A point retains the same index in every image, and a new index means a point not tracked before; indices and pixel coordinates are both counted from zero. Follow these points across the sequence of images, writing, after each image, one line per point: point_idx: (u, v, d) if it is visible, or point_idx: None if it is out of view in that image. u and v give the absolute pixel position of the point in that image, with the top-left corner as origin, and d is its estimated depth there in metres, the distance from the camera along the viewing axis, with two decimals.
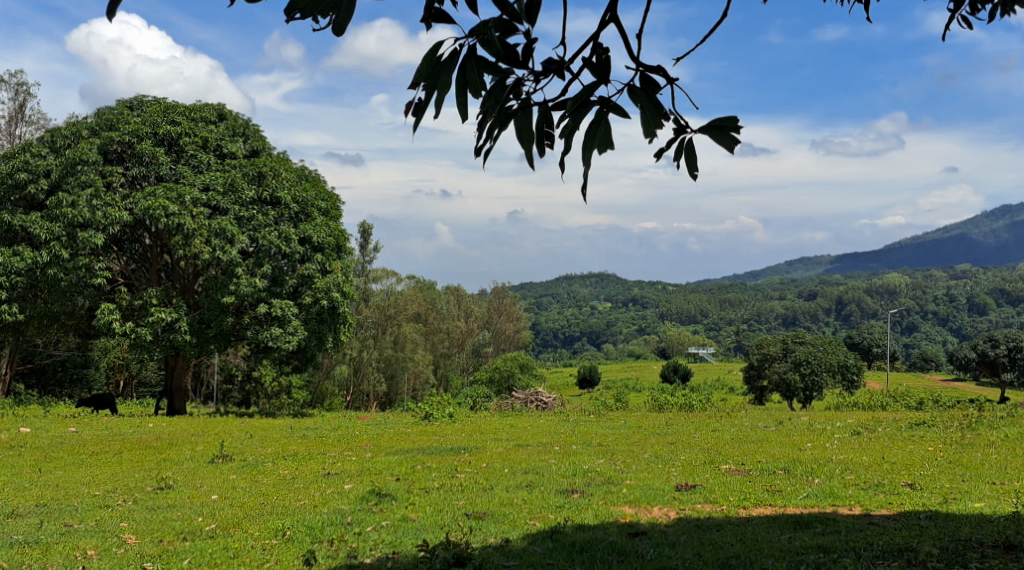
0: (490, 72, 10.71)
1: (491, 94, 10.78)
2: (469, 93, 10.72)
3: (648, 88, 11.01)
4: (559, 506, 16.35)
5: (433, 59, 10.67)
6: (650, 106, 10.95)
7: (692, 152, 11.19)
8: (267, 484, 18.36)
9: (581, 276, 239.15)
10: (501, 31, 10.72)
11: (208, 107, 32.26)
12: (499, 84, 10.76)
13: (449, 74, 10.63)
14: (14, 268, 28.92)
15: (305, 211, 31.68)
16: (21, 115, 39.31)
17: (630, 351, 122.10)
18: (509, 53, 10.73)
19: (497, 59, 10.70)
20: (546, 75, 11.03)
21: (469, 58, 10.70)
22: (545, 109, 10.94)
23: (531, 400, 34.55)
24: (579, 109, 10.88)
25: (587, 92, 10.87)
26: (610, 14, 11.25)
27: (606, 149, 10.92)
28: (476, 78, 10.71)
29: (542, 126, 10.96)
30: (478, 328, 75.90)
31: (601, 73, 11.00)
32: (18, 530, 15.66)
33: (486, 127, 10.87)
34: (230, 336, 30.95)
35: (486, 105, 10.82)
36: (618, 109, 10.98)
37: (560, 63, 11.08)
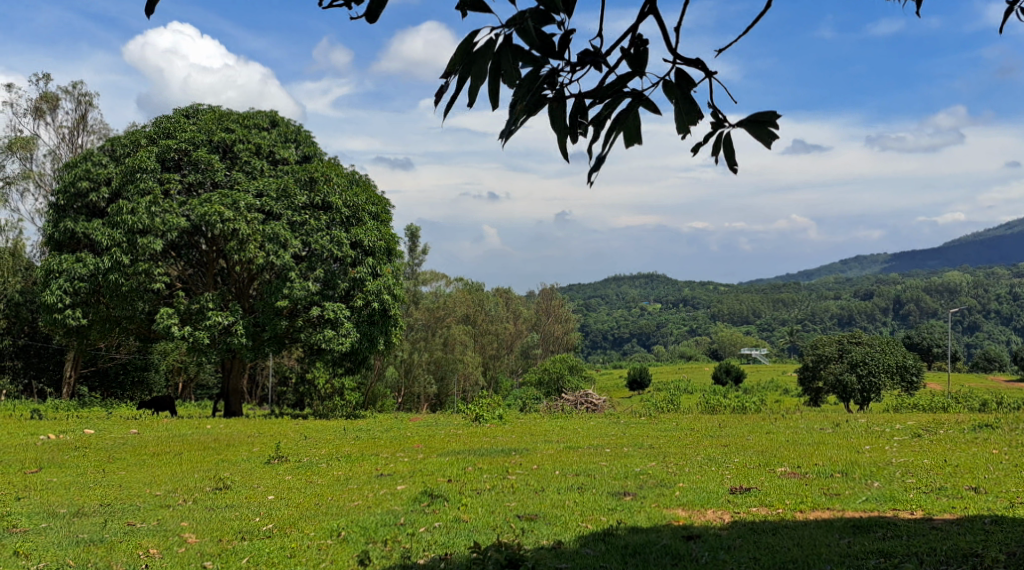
0: (525, 62, 10.62)
1: (526, 83, 10.69)
2: (503, 83, 10.63)
3: (683, 84, 10.86)
4: (612, 509, 16.23)
5: (467, 48, 10.56)
6: (683, 102, 10.82)
7: (730, 146, 11.09)
8: (322, 484, 18.50)
9: (631, 277, 238.42)
10: (537, 21, 10.64)
11: (261, 114, 32.69)
12: (533, 74, 10.68)
13: (484, 62, 10.53)
14: (77, 273, 29.77)
15: (356, 216, 31.56)
16: (82, 125, 40.00)
17: (681, 352, 121.53)
18: (545, 43, 10.64)
19: (532, 50, 10.61)
20: (582, 65, 10.94)
21: (505, 48, 10.60)
22: (579, 99, 10.85)
23: (581, 402, 34.40)
24: (612, 99, 10.78)
25: (621, 83, 10.76)
26: (649, 6, 11.16)
27: (635, 143, 10.82)
28: (510, 67, 10.61)
29: (575, 116, 10.87)
30: (527, 329, 76.12)
31: (637, 65, 10.88)
32: (84, 529, 15.88)
33: (518, 114, 10.78)
34: (284, 338, 31.13)
35: (519, 94, 10.71)
36: (651, 105, 10.84)
37: (596, 54, 10.99)
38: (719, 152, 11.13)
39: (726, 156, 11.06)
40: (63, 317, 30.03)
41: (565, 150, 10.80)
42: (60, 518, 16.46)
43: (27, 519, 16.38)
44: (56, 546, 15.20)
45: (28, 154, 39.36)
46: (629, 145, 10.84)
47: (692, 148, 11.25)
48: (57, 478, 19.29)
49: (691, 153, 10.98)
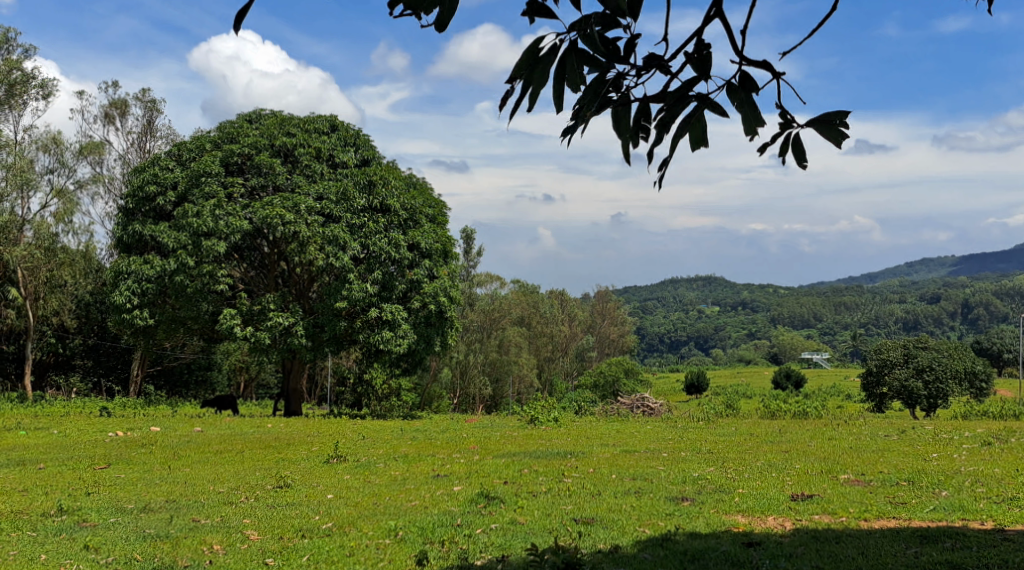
0: (590, 65, 10.48)
1: (590, 87, 10.52)
2: (568, 87, 10.48)
3: (748, 86, 10.69)
4: (669, 514, 16.08)
5: (532, 53, 10.44)
6: (748, 104, 10.65)
7: (798, 145, 10.89)
8: (380, 484, 18.57)
9: (689, 279, 236.96)
10: (603, 26, 10.52)
11: (321, 118, 33.00)
12: (598, 78, 10.53)
13: (549, 68, 10.41)
14: (145, 275, 30.39)
15: (413, 218, 31.92)
16: (150, 130, 40.69)
17: (739, 356, 120.26)
18: (609, 46, 10.52)
19: (597, 53, 10.49)
20: (647, 70, 10.78)
21: (570, 52, 10.48)
22: (643, 102, 10.68)
23: (638, 405, 34.09)
24: (677, 101, 10.61)
25: (687, 86, 10.62)
26: (715, 9, 11.03)
27: (700, 146, 10.68)
28: (575, 71, 10.48)
29: (639, 119, 10.68)
30: (583, 332, 76.04)
31: (701, 68, 10.73)
32: (151, 524, 16.11)
33: (582, 117, 10.62)
34: (343, 340, 31.30)
35: (584, 98, 10.55)
36: (717, 107, 10.68)
37: (661, 59, 10.85)
38: (785, 153, 10.94)
39: (795, 156, 10.85)
40: (131, 317, 30.59)
41: (627, 154, 10.62)
42: (128, 513, 16.71)
43: (96, 512, 16.65)
44: (124, 540, 15.41)
45: (98, 158, 40.12)
46: (694, 147, 10.70)
47: (759, 149, 11.10)
48: (125, 474, 19.63)
49: (759, 155, 10.80)
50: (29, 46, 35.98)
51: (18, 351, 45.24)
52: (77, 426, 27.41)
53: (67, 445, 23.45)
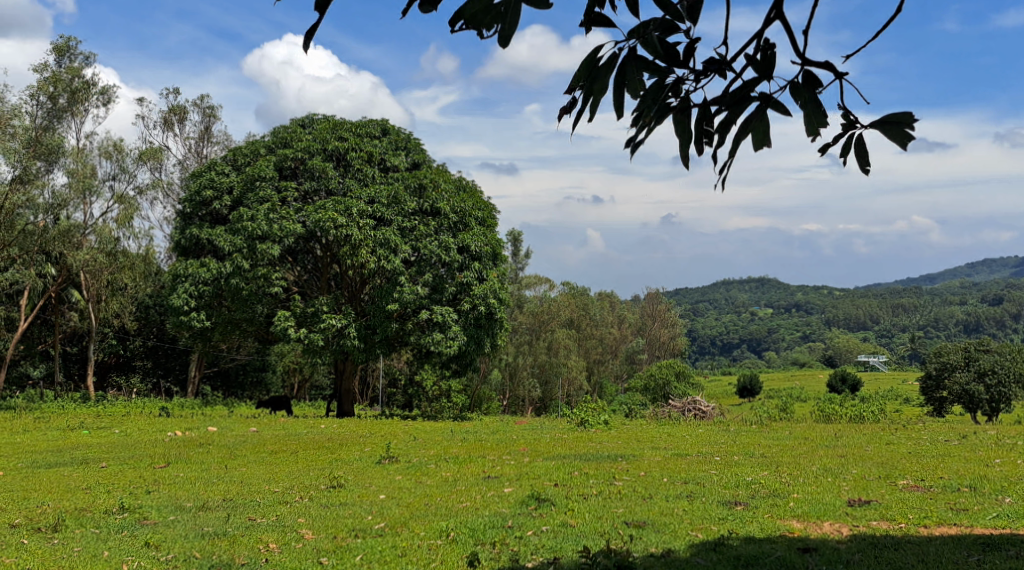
0: (650, 71, 10.35)
1: (650, 93, 10.41)
2: (628, 93, 10.36)
3: (812, 85, 10.49)
4: (722, 518, 15.93)
5: (591, 62, 10.30)
6: (812, 103, 10.44)
7: (862, 147, 10.68)
8: (431, 485, 18.59)
9: (741, 281, 235.19)
10: (662, 30, 10.42)
11: (372, 123, 33.21)
12: (658, 83, 10.38)
13: (609, 75, 10.27)
14: (201, 277, 30.91)
15: (463, 221, 31.65)
16: (208, 135, 41.25)
17: (793, 359, 119.01)
18: (669, 52, 10.40)
19: (657, 59, 10.37)
20: (706, 74, 10.61)
21: (629, 59, 10.36)
22: (704, 106, 10.52)
23: (689, 408, 33.72)
24: (738, 104, 10.45)
25: (748, 87, 10.45)
26: (776, 11, 10.91)
27: (762, 146, 10.49)
28: (635, 78, 10.36)
29: (700, 124, 10.53)
30: (632, 334, 75.83)
31: (763, 69, 10.55)
32: (209, 522, 16.31)
33: (642, 123, 10.45)
34: (395, 342, 31.45)
35: (644, 104, 10.40)
36: (779, 107, 10.49)
37: (720, 63, 10.70)
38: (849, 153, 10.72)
39: (858, 157, 10.62)
40: (189, 319, 31.17)
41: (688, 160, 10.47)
42: (186, 511, 16.93)
43: (156, 510, 16.90)
44: (182, 538, 15.60)
45: (158, 164, 40.77)
46: (757, 148, 10.52)
47: (820, 150, 10.89)
48: (184, 473, 19.92)
49: (823, 156, 10.59)
50: (90, 53, 36.62)
51: (81, 352, 46.24)
52: (138, 425, 27.88)
53: (127, 444, 23.87)
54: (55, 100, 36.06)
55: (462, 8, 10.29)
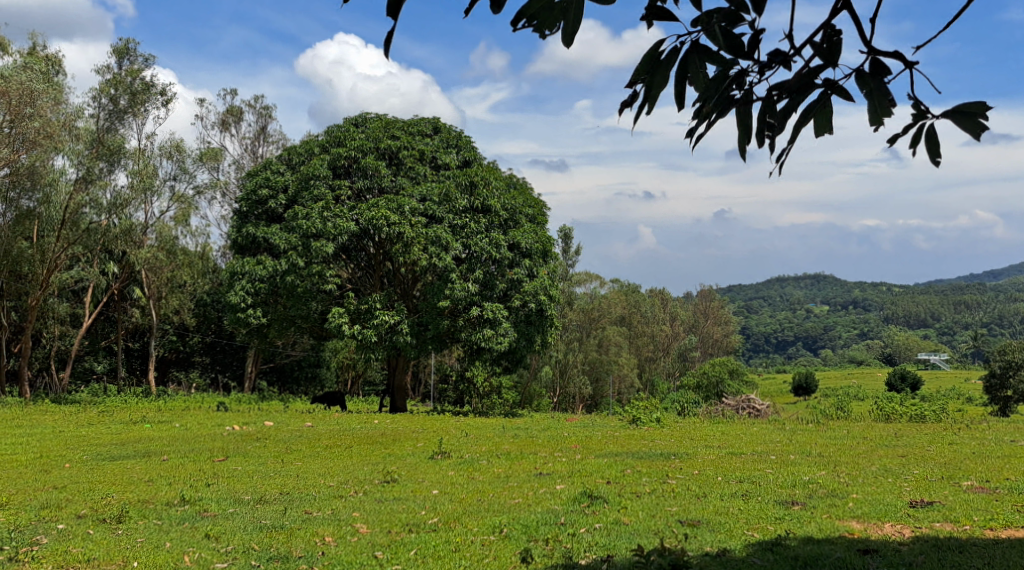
0: (714, 62, 10.11)
1: (712, 84, 10.17)
2: (690, 85, 10.11)
3: (878, 73, 10.16)
4: (780, 518, 15.75)
5: (653, 54, 10.09)
6: (878, 93, 10.09)
7: (932, 138, 10.37)
8: (483, 481, 18.62)
9: (796, 278, 233.09)
10: (726, 22, 10.22)
11: (424, 121, 33.44)
12: (721, 74, 10.16)
13: (672, 66, 10.04)
14: (258, 275, 31.45)
15: (515, 219, 32.01)
16: (263, 135, 41.73)
17: (850, 357, 117.63)
18: (734, 42, 10.17)
19: (721, 50, 10.12)
20: (771, 65, 10.29)
21: (691, 50, 10.11)
22: (767, 98, 10.23)
23: (744, 406, 33.39)
24: (801, 92, 10.14)
25: (813, 74, 10.10)
26: (843, 1, 10.74)
27: (823, 132, 10.12)
28: (697, 69, 10.11)
29: (764, 116, 10.25)
30: (684, 332, 75.48)
31: (828, 56, 10.11)
32: (266, 515, 16.48)
33: (705, 115, 10.27)
34: (446, 338, 31.56)
35: (707, 95, 10.19)
36: (845, 93, 10.10)
37: (785, 54, 10.32)
38: (917, 144, 10.41)
39: (927, 148, 10.34)
40: (246, 316, 31.63)
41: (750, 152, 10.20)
42: (245, 504, 17.13)
43: (215, 503, 17.12)
44: (242, 530, 15.77)
45: (216, 164, 41.34)
46: (818, 135, 10.13)
47: (887, 139, 10.56)
48: (242, 466, 20.15)
49: (890, 145, 10.25)
50: (149, 54, 37.19)
51: (143, 348, 47.13)
52: (198, 420, 28.29)
53: (187, 438, 24.20)
54: (117, 102, 36.75)
55: (524, 5, 10.22)
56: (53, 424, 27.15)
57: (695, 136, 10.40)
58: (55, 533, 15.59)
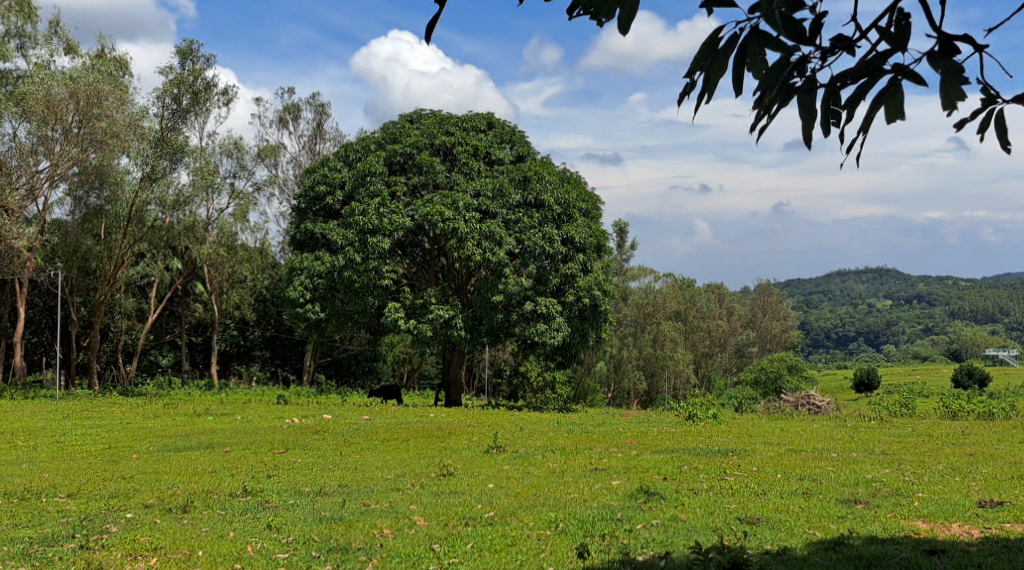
0: (774, 48, 9.92)
1: (773, 71, 9.98)
2: (749, 71, 9.93)
3: (949, 55, 9.78)
4: (842, 517, 15.51)
5: (711, 41, 9.91)
6: (949, 75, 9.73)
7: (1003, 122, 10.02)
8: (538, 475, 18.60)
9: (857, 273, 229.81)
10: (787, 7, 10.01)
11: (478, 116, 33.52)
12: (782, 61, 9.97)
13: (730, 53, 9.86)
14: (316, 270, 31.60)
15: (567, 213, 31.41)
16: (321, 133, 42.10)
17: (913, 353, 115.76)
18: (795, 28, 9.95)
19: (782, 36, 9.93)
20: (834, 51, 10.06)
21: (750, 36, 9.93)
22: (830, 85, 10.00)
23: (803, 403, 32.91)
24: (869, 79, 9.84)
25: (880, 59, 9.80)
26: None
27: (896, 119, 9.70)
28: (757, 56, 9.92)
29: (827, 104, 10.02)
30: (741, 327, 74.89)
31: (898, 41, 9.80)
32: (326, 507, 16.62)
33: (765, 104, 10.08)
34: (500, 333, 31.64)
35: (767, 83, 10.01)
36: (915, 77, 9.72)
37: (850, 39, 10.08)
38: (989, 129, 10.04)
39: (999, 133, 9.98)
40: (304, 311, 32.13)
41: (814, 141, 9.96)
42: (305, 496, 17.29)
43: (276, 494, 17.31)
44: (302, 521, 15.92)
45: (274, 161, 41.75)
46: (888, 122, 9.73)
47: (958, 124, 10.19)
48: (302, 459, 20.36)
49: (961, 128, 9.86)
50: (211, 55, 37.73)
51: (205, 342, 47.87)
52: (258, 413, 28.61)
53: (248, 430, 24.51)
54: (179, 101, 36.75)
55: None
56: (120, 416, 27.69)
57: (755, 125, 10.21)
58: (123, 522, 15.84)
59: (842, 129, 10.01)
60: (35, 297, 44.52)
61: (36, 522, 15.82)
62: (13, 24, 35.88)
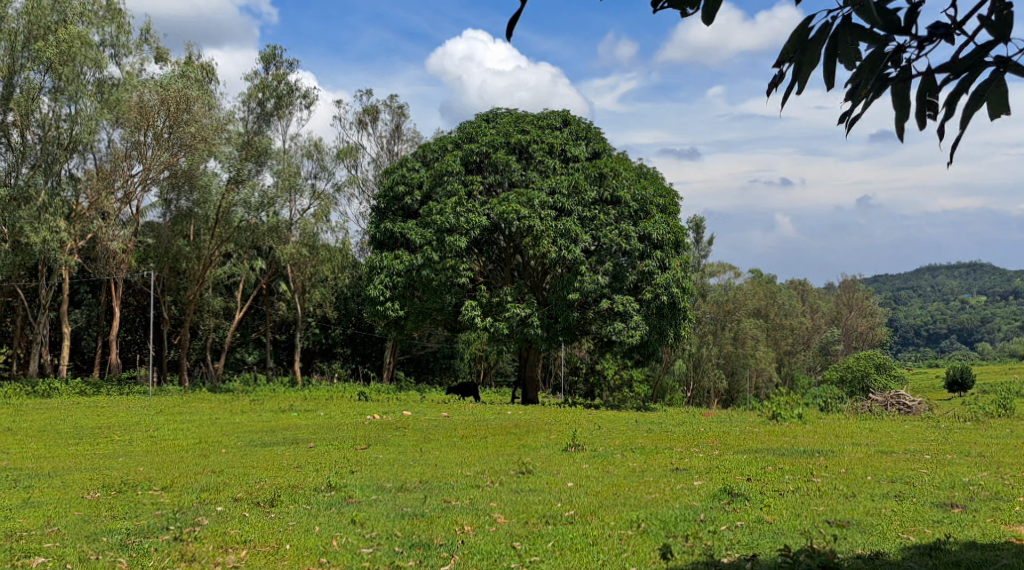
0: (867, 40, 9.67)
1: (867, 63, 9.73)
2: (842, 64, 9.69)
3: None
4: (937, 521, 15.08)
5: (801, 32, 9.69)
6: None
7: None
8: (619, 475, 18.44)
9: (948, 268, 223.96)
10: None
11: (554, 114, 33.44)
12: (876, 53, 9.71)
13: (822, 45, 9.62)
14: (395, 269, 31.87)
15: (644, 209, 31.21)
16: (399, 133, 42.42)
17: (1009, 351, 112.44)
18: (890, 18, 9.68)
19: (876, 26, 9.66)
20: (931, 40, 9.77)
21: (843, 27, 9.68)
22: (927, 76, 9.72)
23: (892, 403, 32.09)
24: (969, 70, 9.53)
25: (980, 50, 9.49)
26: None
27: (997, 113, 9.40)
28: (849, 47, 9.69)
29: (924, 95, 9.75)
30: (826, 325, 73.57)
31: (999, 31, 9.48)
32: (407, 503, 16.72)
33: (857, 96, 9.84)
34: (576, 330, 31.36)
35: (861, 75, 9.76)
36: (1018, 69, 9.39)
37: (948, 27, 9.77)
38: None
39: None
40: (384, 309, 32.27)
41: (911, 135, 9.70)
42: (387, 491, 17.42)
43: (358, 490, 17.46)
44: (385, 517, 16.03)
45: (354, 161, 42.17)
46: (990, 117, 9.43)
47: None
48: (384, 455, 20.53)
49: None
50: (294, 61, 38.33)
51: (289, 340, 48.72)
52: (341, 409, 29.01)
53: (331, 426, 24.81)
54: (264, 106, 37.91)
55: None
56: (209, 411, 28.29)
57: (849, 117, 9.98)
58: (215, 515, 16.13)
59: (939, 121, 9.73)
60: (129, 297, 45.84)
61: (132, 514, 16.22)
62: (107, 33, 36.88)
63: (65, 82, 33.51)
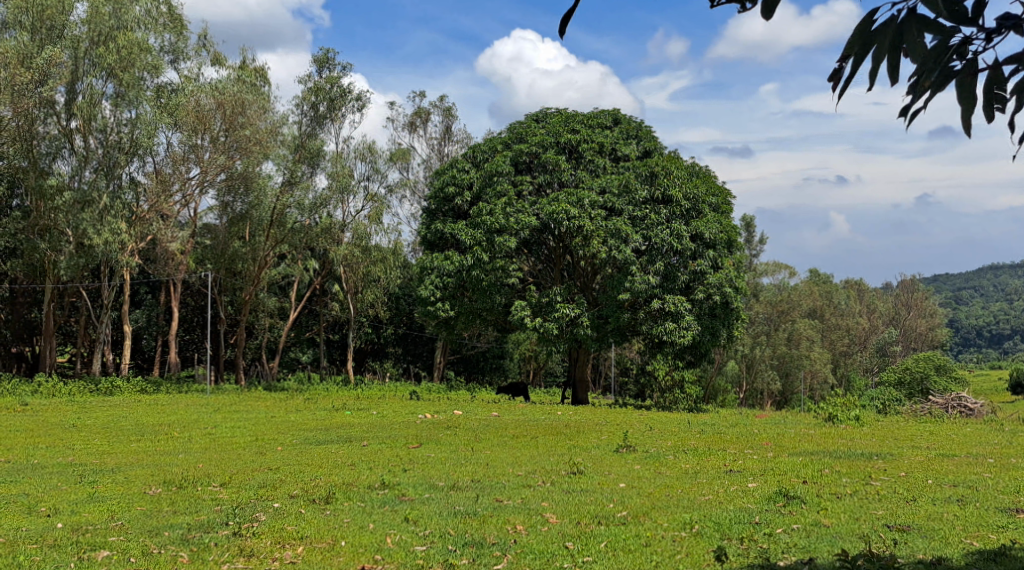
0: (932, 32, 9.50)
1: (933, 55, 9.56)
2: (907, 56, 9.52)
3: None
4: (1001, 526, 14.77)
5: (865, 24, 9.55)
6: None
7: None
8: (671, 476, 18.31)
9: (1011, 267, 219.26)
10: None
11: (604, 114, 33.34)
12: (941, 44, 9.54)
13: (885, 37, 9.47)
14: (446, 269, 31.96)
15: (696, 208, 30.59)
16: (450, 135, 42.57)
17: None
18: (957, 8, 9.49)
19: (942, 17, 9.48)
20: (1000, 31, 9.56)
21: (908, 19, 9.52)
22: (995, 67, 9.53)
23: (953, 405, 31.44)
24: None
25: None
26: None
27: None
28: (914, 39, 9.52)
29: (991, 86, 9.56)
30: (884, 325, 72.35)
31: None
32: (460, 501, 16.74)
33: (921, 88, 9.68)
34: (627, 331, 31.05)
35: (926, 67, 9.60)
36: None
37: (1017, 17, 9.56)
38: None
39: None
40: (434, 309, 32.43)
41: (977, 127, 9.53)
42: (439, 491, 17.40)
43: (412, 488, 17.53)
44: (438, 515, 16.06)
45: (406, 164, 42.43)
46: None
47: None
48: (435, 454, 20.54)
49: None
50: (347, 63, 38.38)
51: (342, 340, 49.11)
52: (393, 408, 29.18)
53: (383, 425, 24.92)
54: (317, 108, 38.08)
55: None
56: (265, 410, 28.61)
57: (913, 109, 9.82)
58: (272, 511, 16.28)
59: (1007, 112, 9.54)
60: (187, 297, 46.54)
61: (193, 509, 16.44)
62: (166, 38, 37.48)
63: (126, 88, 34.26)
